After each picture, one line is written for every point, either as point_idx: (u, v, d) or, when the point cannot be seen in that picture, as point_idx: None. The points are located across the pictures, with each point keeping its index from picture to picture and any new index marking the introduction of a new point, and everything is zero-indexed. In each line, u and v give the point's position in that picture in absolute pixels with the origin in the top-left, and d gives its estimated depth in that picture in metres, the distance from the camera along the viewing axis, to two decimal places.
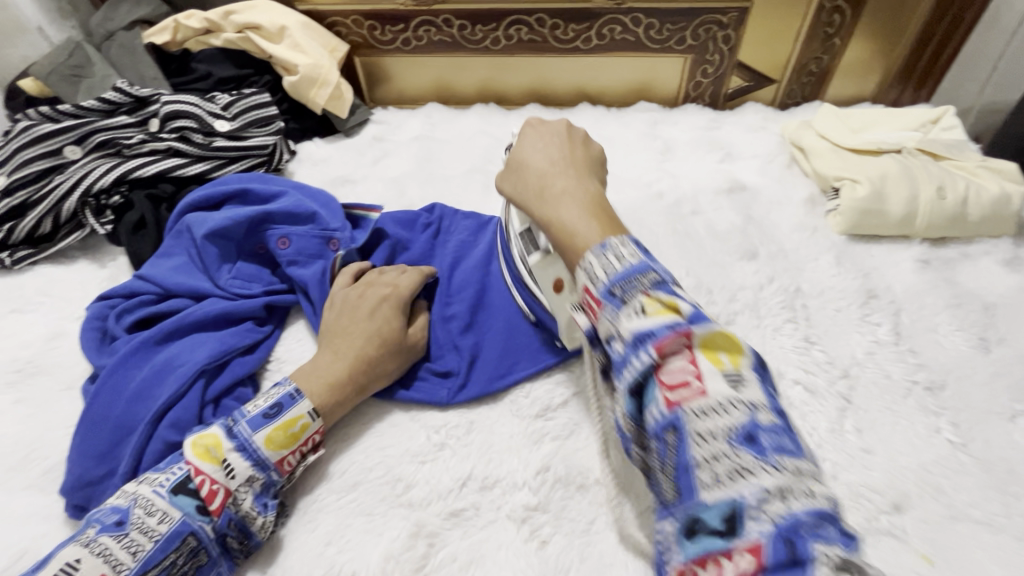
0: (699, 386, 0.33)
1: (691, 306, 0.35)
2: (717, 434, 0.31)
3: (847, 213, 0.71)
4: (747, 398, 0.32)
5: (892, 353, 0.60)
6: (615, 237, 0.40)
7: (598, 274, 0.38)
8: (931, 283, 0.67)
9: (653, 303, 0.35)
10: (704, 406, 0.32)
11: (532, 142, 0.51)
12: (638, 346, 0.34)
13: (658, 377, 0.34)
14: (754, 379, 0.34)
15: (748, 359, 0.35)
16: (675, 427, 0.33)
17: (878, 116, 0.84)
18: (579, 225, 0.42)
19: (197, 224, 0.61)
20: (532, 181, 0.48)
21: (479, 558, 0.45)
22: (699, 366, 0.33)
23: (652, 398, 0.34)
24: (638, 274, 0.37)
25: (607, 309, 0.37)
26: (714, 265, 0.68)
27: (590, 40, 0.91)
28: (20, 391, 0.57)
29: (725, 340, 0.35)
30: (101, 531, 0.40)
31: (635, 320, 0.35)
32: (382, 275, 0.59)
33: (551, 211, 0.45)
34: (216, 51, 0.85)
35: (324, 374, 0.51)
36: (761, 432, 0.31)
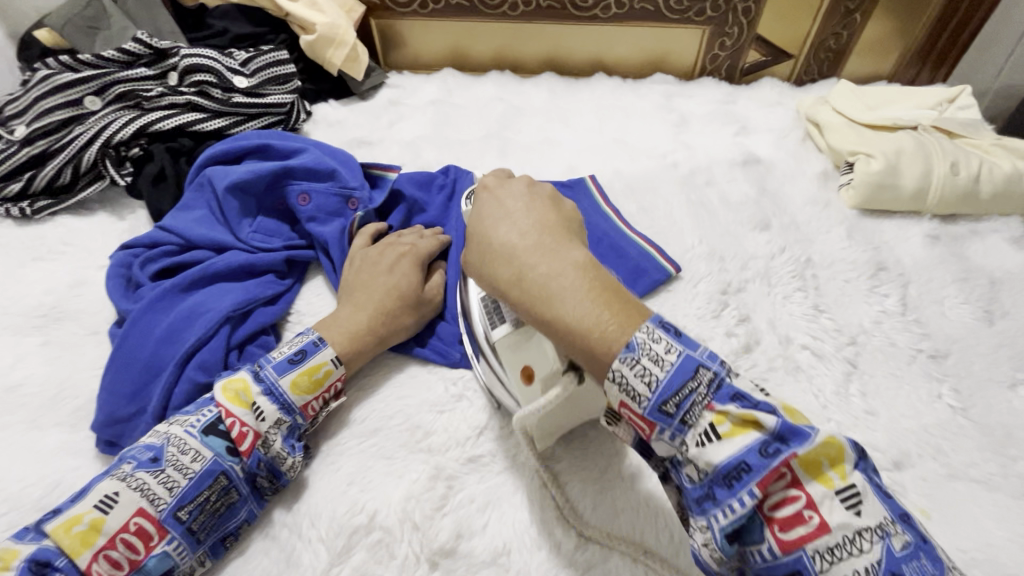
0: (816, 518, 0.31)
1: (771, 417, 0.33)
2: (858, 574, 0.30)
3: (861, 188, 0.72)
4: (875, 523, 0.31)
5: (898, 323, 0.61)
6: (639, 331, 0.35)
7: (641, 391, 0.34)
8: (940, 258, 0.68)
9: (722, 422, 0.33)
10: (831, 545, 0.31)
11: (493, 212, 0.44)
12: (730, 484, 0.32)
13: (765, 512, 0.32)
14: (867, 487, 0.32)
15: (850, 461, 0.33)
16: (803, 574, 0.31)
17: (893, 93, 0.84)
18: (590, 318, 0.35)
19: (217, 176, 0.61)
20: (504, 265, 0.40)
21: (496, 501, 0.47)
22: (808, 492, 0.32)
23: (758, 536, 0.33)
24: (691, 381, 0.34)
25: (667, 431, 0.34)
26: (727, 234, 0.68)
27: (609, 8, 0.90)
28: (47, 334, 0.58)
29: (824, 448, 0.32)
30: (137, 467, 0.42)
31: (711, 449, 0.33)
32: (401, 236, 0.60)
33: (546, 306, 0.37)
34: (232, 6, 0.84)
35: (346, 325, 0.53)
36: (902, 565, 0.30)
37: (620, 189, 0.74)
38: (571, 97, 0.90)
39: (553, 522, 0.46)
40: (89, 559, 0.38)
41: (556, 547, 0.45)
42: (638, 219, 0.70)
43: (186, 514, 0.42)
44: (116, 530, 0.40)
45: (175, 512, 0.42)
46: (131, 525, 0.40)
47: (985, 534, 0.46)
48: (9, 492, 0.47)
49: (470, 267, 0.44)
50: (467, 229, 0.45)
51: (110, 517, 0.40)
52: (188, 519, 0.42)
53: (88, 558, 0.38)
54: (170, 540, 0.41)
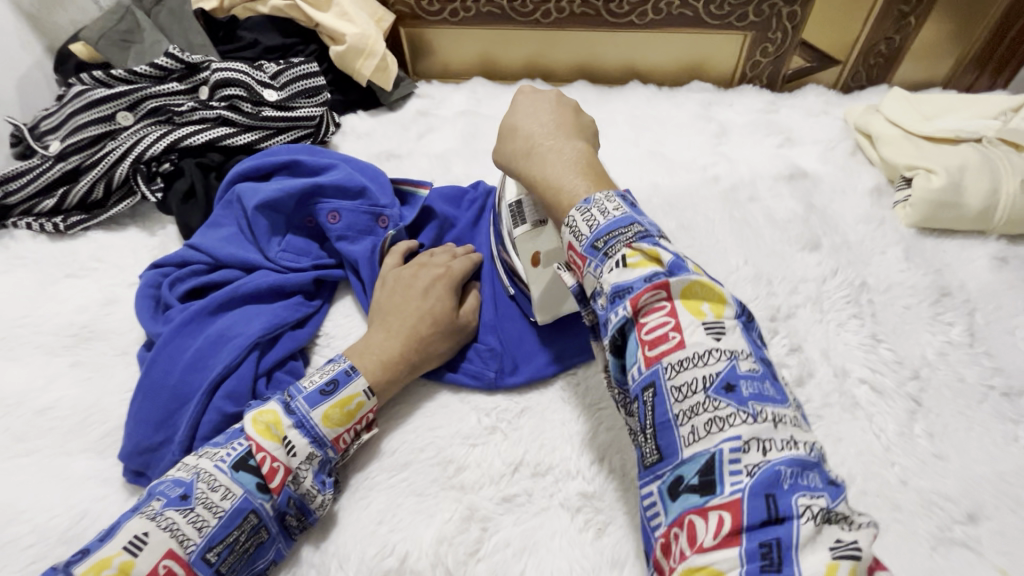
0: (677, 338, 0.33)
1: (670, 255, 0.34)
2: (694, 383, 0.31)
3: (919, 206, 0.67)
4: (727, 348, 0.32)
5: (966, 356, 0.56)
6: (600, 193, 0.39)
7: (582, 230, 0.38)
8: (1010, 283, 0.63)
9: (633, 255, 0.35)
10: (683, 359, 0.32)
11: (523, 106, 0.48)
12: (616, 299, 0.34)
13: (638, 332, 0.34)
14: (736, 327, 0.34)
15: (730, 307, 0.34)
16: (653, 384, 0.32)
17: (954, 102, 0.78)
18: (565, 180, 0.42)
19: (247, 194, 0.60)
20: (518, 144, 0.46)
21: (532, 546, 0.44)
22: (677, 316, 0.33)
23: (631, 352, 0.34)
24: (621, 227, 0.36)
25: (591, 265, 0.37)
26: (774, 254, 0.65)
27: (646, 14, 0.87)
28: (77, 355, 0.57)
29: (704, 291, 0.34)
30: (166, 505, 0.40)
31: (615, 274, 0.35)
32: (433, 257, 0.58)
33: (537, 172, 0.44)
34: (263, 19, 0.83)
35: (379, 352, 0.51)
36: (739, 381, 0.31)
37: (659, 205, 0.70)
38: (605, 107, 0.87)
39: (595, 572, 0.43)
40: None
41: None
42: (678, 237, 0.67)
43: (215, 556, 0.40)
44: (145, 574, 0.38)
45: (204, 554, 0.40)
46: (160, 568, 0.38)
47: None
48: (37, 522, 0.46)
49: (496, 149, 0.49)
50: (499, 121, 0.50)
51: (140, 560, 0.38)
52: (217, 560, 0.41)
53: None
54: None
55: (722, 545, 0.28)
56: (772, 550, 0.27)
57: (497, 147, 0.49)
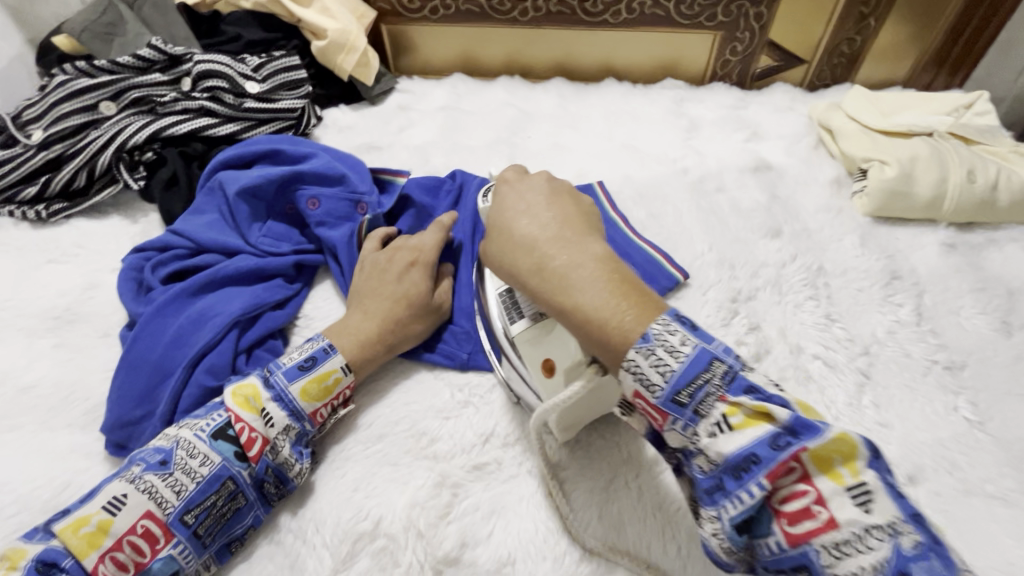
0: (824, 514, 0.31)
1: (784, 411, 0.33)
2: (863, 572, 0.30)
3: (874, 195, 0.71)
4: (883, 521, 0.31)
5: (913, 333, 0.60)
6: (656, 323, 0.36)
7: (656, 381, 0.35)
8: (956, 267, 0.67)
9: (734, 413, 0.34)
10: (838, 540, 0.31)
11: (513, 205, 0.46)
12: (737, 474, 0.33)
13: (773, 505, 0.33)
14: (881, 485, 0.32)
15: (864, 458, 0.32)
16: (808, 566, 0.32)
17: (909, 100, 0.83)
18: (606, 310, 0.37)
19: (228, 181, 0.62)
20: (525, 256, 0.42)
21: (501, 510, 0.47)
22: (817, 488, 0.32)
23: (766, 527, 0.33)
24: (705, 372, 0.35)
25: (680, 421, 0.36)
26: (737, 241, 0.68)
27: (619, 14, 0.90)
28: (59, 336, 0.59)
29: (839, 446, 0.32)
30: (146, 469, 0.42)
31: (721, 440, 0.34)
32: (409, 239, 0.59)
33: (565, 296, 0.39)
34: (245, 13, 0.85)
35: (356, 333, 0.53)
36: (912, 566, 0.29)
37: (630, 195, 0.73)
38: (581, 103, 0.90)
39: (560, 533, 0.46)
40: (95, 561, 0.39)
41: (561, 558, 0.45)
42: (647, 226, 0.70)
43: (193, 518, 0.42)
44: (123, 532, 0.40)
45: (182, 516, 0.42)
46: (138, 527, 0.41)
47: (1003, 552, 0.45)
48: (20, 493, 0.47)
49: (489, 256, 0.46)
50: (486, 224, 0.47)
51: (118, 519, 0.40)
52: (195, 522, 0.42)
53: (94, 558, 0.39)
54: (176, 544, 0.41)
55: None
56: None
57: (487, 254, 0.46)
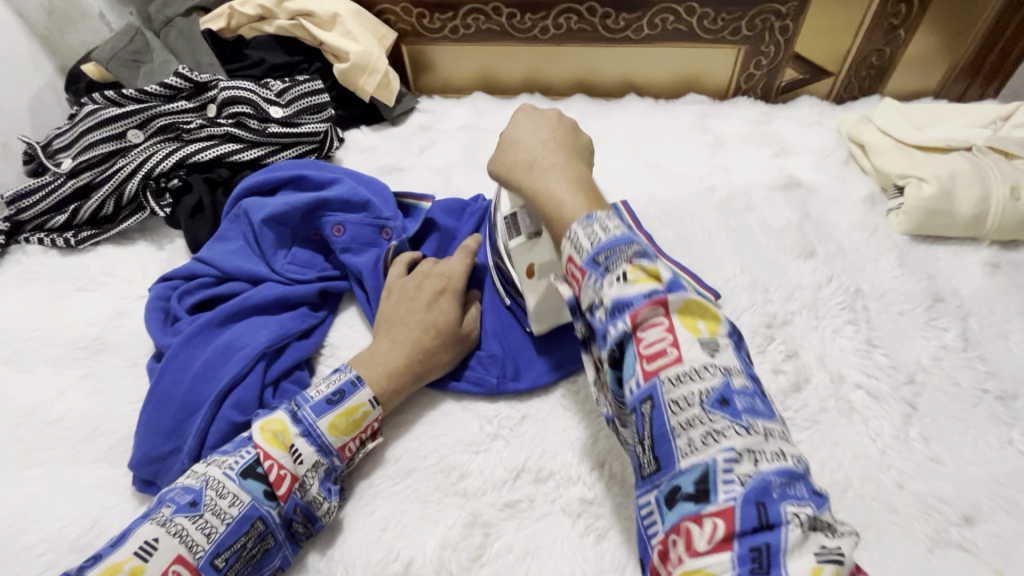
0: (674, 353, 0.33)
1: (667, 271, 0.35)
2: (691, 398, 0.32)
3: (912, 213, 0.69)
4: (721, 362, 0.33)
5: (960, 360, 0.57)
6: (601, 211, 0.38)
7: (584, 243, 0.36)
8: (1002, 288, 0.64)
9: (636, 272, 0.34)
10: (679, 372, 0.32)
11: (525, 121, 0.49)
12: (615, 313, 0.34)
13: (636, 347, 0.34)
14: (729, 345, 0.35)
15: (724, 325, 0.35)
16: (651, 397, 0.33)
17: (945, 112, 0.80)
18: (567, 197, 0.41)
19: (254, 208, 0.61)
20: (521, 158, 0.46)
21: (535, 550, 0.45)
22: (675, 331, 0.33)
23: (630, 367, 0.34)
24: (623, 244, 0.36)
25: (592, 278, 0.35)
26: (770, 262, 0.66)
27: (641, 30, 0.89)
28: (87, 366, 0.59)
29: (702, 310, 0.35)
30: (176, 512, 0.41)
31: (615, 287, 0.34)
32: (437, 265, 0.59)
33: (539, 187, 0.43)
34: (269, 37, 0.86)
35: (384, 362, 0.52)
36: (734, 396, 0.32)
37: (656, 216, 0.72)
38: (603, 120, 0.89)
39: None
40: None
41: None
42: (675, 246, 0.68)
43: (223, 561, 0.41)
44: None
45: (212, 560, 0.41)
46: (169, 574, 0.39)
47: None
48: (49, 531, 0.47)
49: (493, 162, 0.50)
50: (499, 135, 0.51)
51: (150, 564, 0.39)
52: (226, 566, 0.41)
53: None
54: None
55: (717, 551, 0.28)
56: (762, 554, 0.27)
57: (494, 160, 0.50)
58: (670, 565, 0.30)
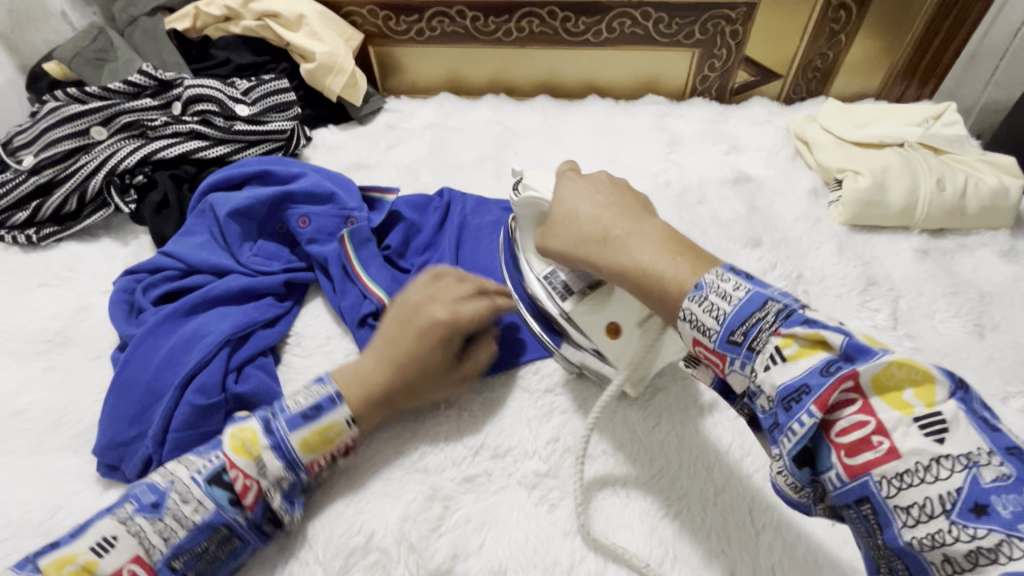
0: (885, 444, 0.31)
1: (838, 337, 0.33)
2: (928, 505, 0.30)
3: (849, 205, 0.73)
4: (956, 453, 0.30)
5: (889, 338, 0.62)
6: (709, 273, 0.38)
7: (709, 324, 0.37)
8: (930, 272, 0.69)
9: (790, 345, 0.34)
10: (901, 472, 0.30)
11: (577, 192, 0.50)
12: (792, 404, 0.33)
13: (830, 437, 0.32)
14: (959, 418, 0.30)
15: (941, 387, 0.31)
16: (870, 498, 0.31)
17: (880, 110, 0.85)
18: (663, 266, 0.41)
19: (218, 203, 0.63)
20: (590, 228, 0.47)
21: (492, 520, 0.48)
22: (877, 418, 0.31)
23: (827, 462, 0.33)
24: (757, 311, 0.36)
25: (738, 361, 0.36)
26: (719, 251, 0.69)
27: (600, 33, 0.93)
28: (50, 359, 0.59)
29: (902, 373, 0.32)
30: (137, 511, 0.43)
31: (778, 372, 0.34)
32: (454, 293, 0.53)
33: (628, 259, 0.43)
34: (235, 37, 0.87)
35: (363, 381, 0.50)
36: (990, 498, 0.28)
37: None
38: (565, 119, 0.92)
39: (550, 541, 0.46)
40: None
41: (551, 567, 0.45)
42: None
43: (180, 563, 0.43)
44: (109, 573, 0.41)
45: (170, 561, 0.42)
46: (124, 571, 0.41)
47: None
48: (11, 517, 0.47)
49: (555, 236, 0.50)
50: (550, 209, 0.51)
51: (104, 561, 0.41)
52: (182, 567, 0.43)
53: None
54: None
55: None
56: None
57: (542, 242, 0.52)
58: None
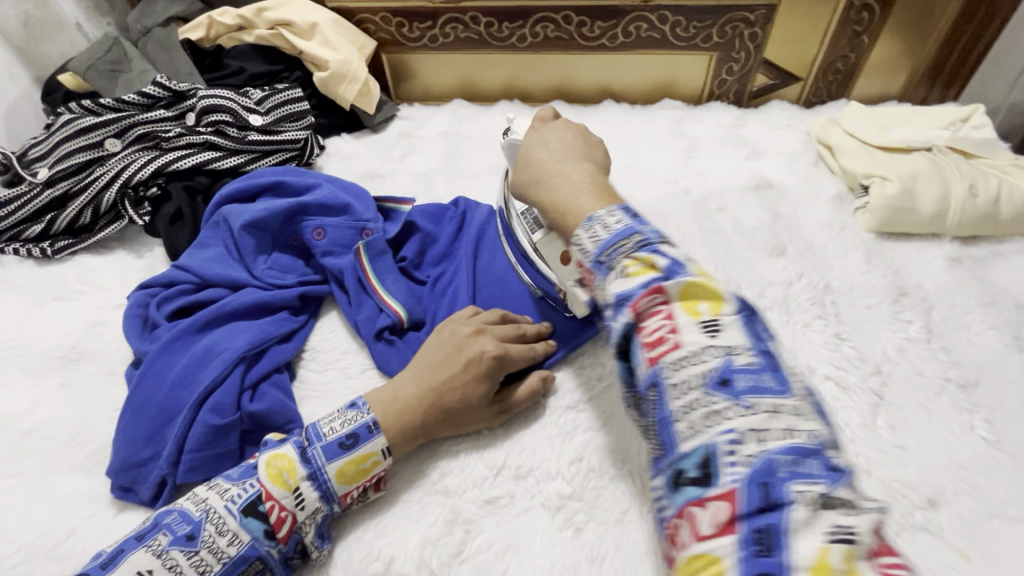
0: (674, 339, 0.31)
1: (667, 260, 0.33)
2: (691, 380, 0.30)
3: (877, 212, 0.71)
4: (723, 342, 0.31)
5: (924, 351, 0.59)
6: (602, 211, 0.39)
7: (588, 248, 0.37)
8: (963, 282, 0.66)
9: (632, 263, 0.34)
10: (680, 358, 0.31)
11: (532, 135, 0.50)
12: (617, 307, 0.34)
13: (639, 337, 0.33)
14: (735, 322, 0.32)
15: (730, 305, 0.32)
16: (655, 384, 0.31)
17: (905, 114, 0.83)
18: (575, 204, 0.42)
19: (232, 215, 0.62)
20: (526, 168, 0.48)
21: (515, 545, 0.46)
22: (675, 318, 0.32)
23: (634, 356, 0.33)
24: (624, 238, 0.36)
25: (597, 278, 0.36)
26: (742, 261, 0.68)
27: (616, 37, 0.91)
28: (64, 376, 0.58)
29: (705, 290, 0.32)
30: (172, 543, 0.41)
31: (613, 284, 0.34)
32: (502, 333, 0.54)
33: (548, 199, 0.44)
34: (248, 47, 0.86)
35: (397, 404, 0.49)
36: (736, 375, 0.30)
37: None
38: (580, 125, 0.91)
39: (576, 568, 0.45)
40: None
41: None
42: None
43: None
44: None
45: None
46: None
47: None
48: (24, 541, 0.46)
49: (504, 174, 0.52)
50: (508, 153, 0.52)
51: None
52: None
53: None
54: None
55: (721, 534, 0.27)
56: (764, 536, 0.26)
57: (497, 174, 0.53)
58: (678, 548, 0.29)
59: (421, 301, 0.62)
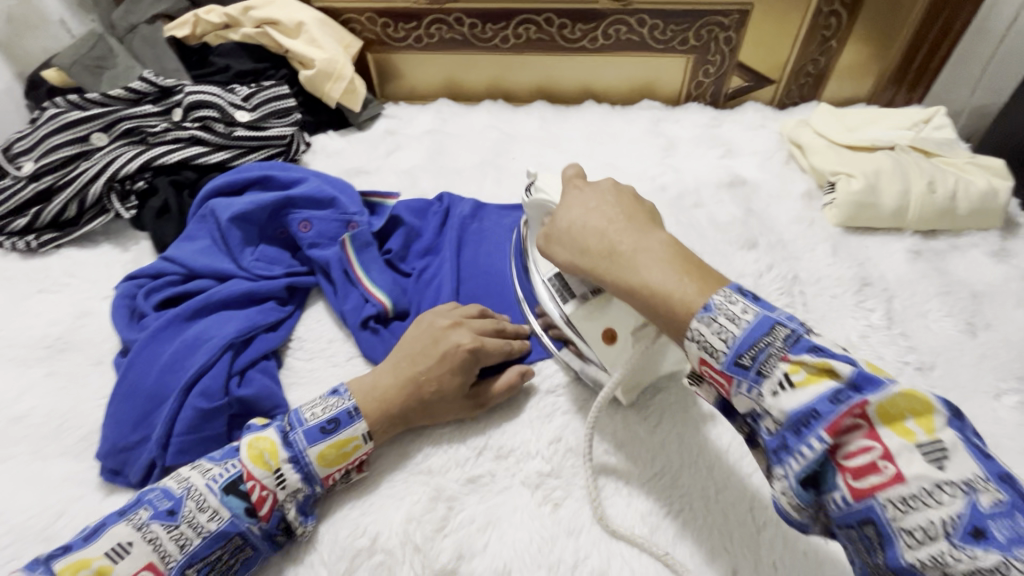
0: (891, 469, 0.32)
1: (848, 366, 0.34)
2: (930, 526, 0.30)
3: (843, 207, 0.75)
4: (958, 477, 0.30)
5: (885, 337, 0.63)
6: (717, 293, 0.38)
7: (717, 345, 0.37)
8: (922, 272, 0.70)
9: (796, 371, 0.34)
10: (907, 496, 0.31)
11: (580, 201, 0.48)
12: (799, 429, 0.34)
13: (837, 461, 0.33)
14: (958, 443, 0.31)
15: (939, 416, 0.32)
16: (875, 521, 0.32)
17: (872, 115, 0.87)
18: (672, 287, 0.39)
19: (220, 208, 0.63)
20: (592, 241, 0.45)
21: (496, 521, 0.48)
22: (885, 444, 0.32)
23: (832, 484, 0.33)
24: (763, 335, 0.36)
25: (744, 384, 0.36)
26: (716, 254, 0.70)
27: (596, 40, 0.94)
28: (51, 365, 0.59)
29: (907, 402, 0.33)
30: (153, 518, 0.42)
31: (784, 398, 0.34)
32: (479, 326, 0.55)
33: (634, 277, 0.42)
34: (235, 44, 0.87)
35: (377, 393, 0.51)
36: (989, 521, 0.29)
37: None
38: (562, 124, 0.93)
39: (553, 540, 0.47)
40: None
41: (555, 566, 0.45)
42: None
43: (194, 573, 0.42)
44: None
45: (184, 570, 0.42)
46: None
47: None
48: (13, 523, 0.47)
49: (556, 244, 0.49)
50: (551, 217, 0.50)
51: (119, 566, 0.40)
52: None
53: None
54: None
55: None
56: None
57: (543, 244, 0.50)
58: None
59: (406, 292, 0.64)
